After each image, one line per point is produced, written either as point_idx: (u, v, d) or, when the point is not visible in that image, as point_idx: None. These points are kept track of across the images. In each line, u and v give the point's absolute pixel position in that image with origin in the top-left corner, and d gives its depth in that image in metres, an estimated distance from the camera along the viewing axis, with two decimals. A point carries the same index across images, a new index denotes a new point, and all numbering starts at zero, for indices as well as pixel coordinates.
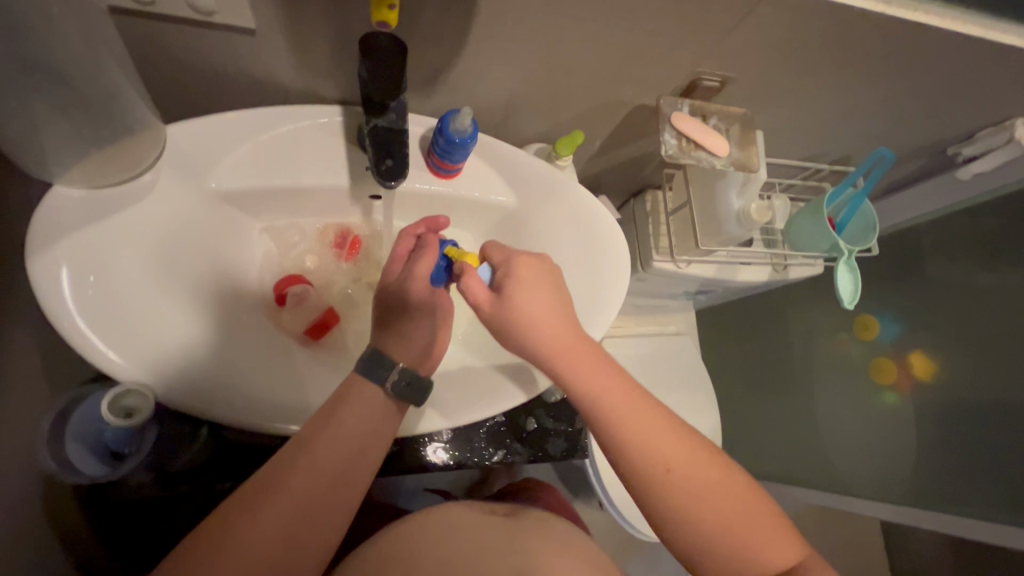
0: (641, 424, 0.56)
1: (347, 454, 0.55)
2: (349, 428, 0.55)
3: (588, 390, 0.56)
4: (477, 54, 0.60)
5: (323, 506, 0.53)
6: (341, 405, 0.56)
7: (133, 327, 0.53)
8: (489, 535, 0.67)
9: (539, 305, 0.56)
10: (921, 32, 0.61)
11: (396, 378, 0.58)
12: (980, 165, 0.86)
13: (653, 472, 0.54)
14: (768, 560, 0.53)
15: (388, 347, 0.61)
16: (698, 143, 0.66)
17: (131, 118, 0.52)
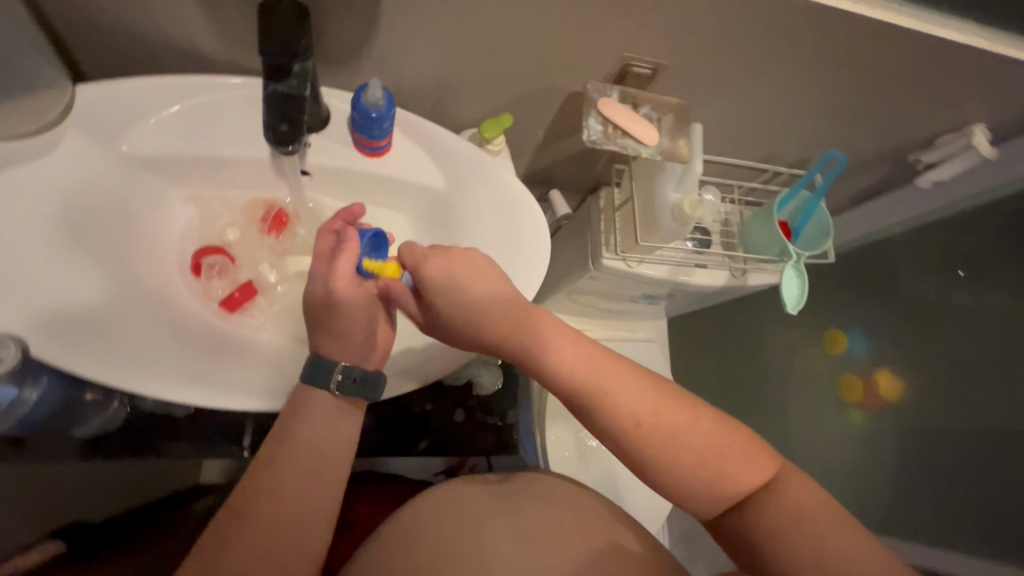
0: (594, 370, 0.54)
1: (310, 461, 0.52)
2: (307, 436, 0.52)
3: (546, 361, 0.55)
4: (396, 29, 0.59)
5: (299, 518, 0.50)
6: (293, 416, 0.52)
7: (21, 282, 0.53)
8: (474, 506, 0.64)
9: (474, 287, 0.53)
10: (855, 22, 0.59)
11: (340, 378, 0.53)
12: (942, 172, 0.83)
13: (623, 426, 0.53)
14: (744, 481, 0.51)
15: (329, 350, 0.54)
16: (623, 129, 0.64)
17: (30, 73, 0.52)
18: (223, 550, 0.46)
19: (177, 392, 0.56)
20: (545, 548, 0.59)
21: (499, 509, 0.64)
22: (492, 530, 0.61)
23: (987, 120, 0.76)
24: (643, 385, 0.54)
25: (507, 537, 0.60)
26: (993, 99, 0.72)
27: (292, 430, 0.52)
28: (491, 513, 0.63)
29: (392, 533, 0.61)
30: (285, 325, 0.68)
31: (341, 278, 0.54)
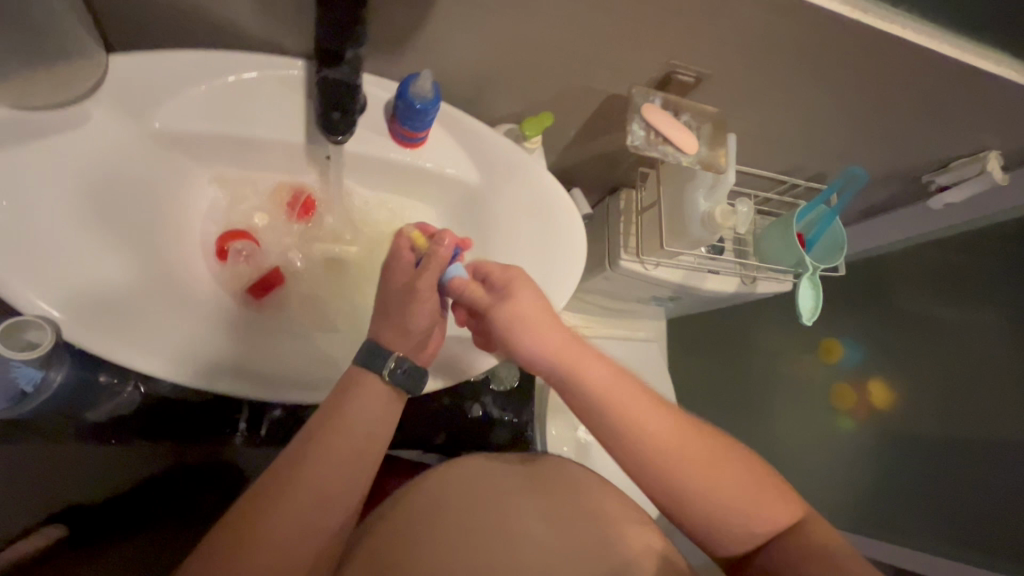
0: (630, 399, 0.53)
1: (351, 454, 0.51)
2: (352, 428, 0.52)
3: (583, 388, 0.53)
4: (447, 18, 0.58)
5: (332, 508, 0.49)
6: (342, 404, 0.52)
7: (47, 263, 0.50)
8: (496, 484, 0.61)
9: (537, 312, 0.54)
10: (899, 46, 0.60)
11: (393, 367, 0.53)
12: (953, 195, 0.85)
13: (646, 455, 0.52)
14: (768, 521, 0.53)
15: (388, 339, 0.54)
16: (665, 136, 0.64)
17: (67, 41, 0.49)
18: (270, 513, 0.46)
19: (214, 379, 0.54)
20: (573, 527, 0.56)
21: (522, 488, 0.61)
22: (517, 508, 0.58)
23: (1003, 148, 0.78)
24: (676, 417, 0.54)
25: (536, 517, 0.57)
26: (1013, 128, 0.74)
27: (338, 420, 0.51)
28: (515, 491, 0.60)
29: (407, 514, 0.57)
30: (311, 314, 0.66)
31: (403, 271, 0.56)
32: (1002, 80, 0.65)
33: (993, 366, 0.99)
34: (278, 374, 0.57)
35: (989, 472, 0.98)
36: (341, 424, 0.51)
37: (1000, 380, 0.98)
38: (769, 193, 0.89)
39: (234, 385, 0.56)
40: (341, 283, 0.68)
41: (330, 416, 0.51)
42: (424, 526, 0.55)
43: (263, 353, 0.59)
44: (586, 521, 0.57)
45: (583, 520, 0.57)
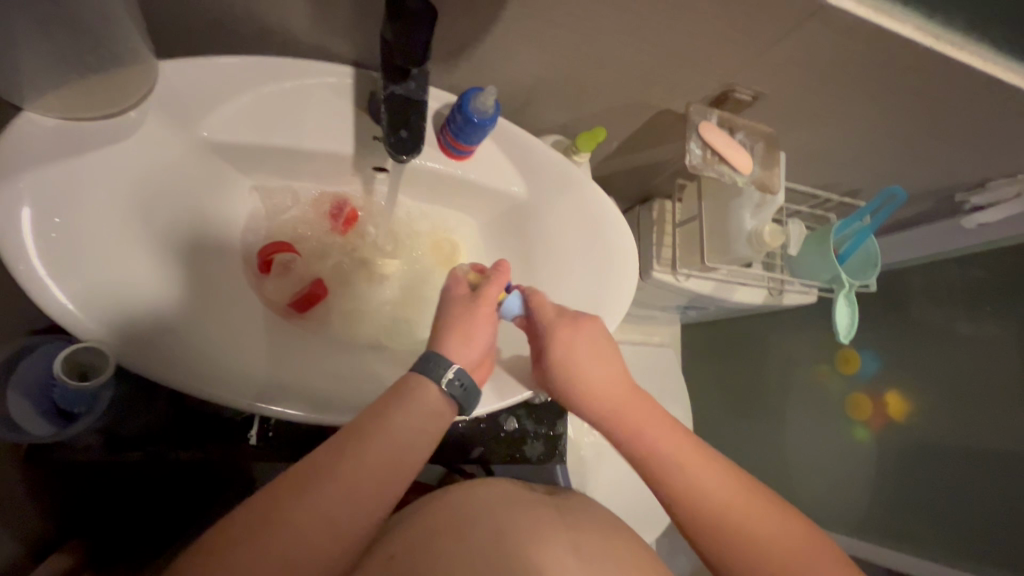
0: (686, 457, 0.55)
1: (389, 459, 0.47)
2: (397, 432, 0.47)
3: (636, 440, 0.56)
4: (508, 32, 0.56)
5: (356, 515, 0.44)
6: (392, 405, 0.48)
7: (99, 280, 0.47)
8: (530, 514, 0.56)
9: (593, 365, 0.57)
10: (962, 72, 0.59)
11: (452, 376, 0.50)
12: (988, 215, 0.86)
13: (707, 506, 0.53)
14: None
15: (448, 349, 0.52)
16: (722, 157, 0.64)
17: (122, 48, 0.47)
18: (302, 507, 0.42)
19: (276, 402, 0.52)
20: (602, 559, 0.53)
21: (556, 521, 0.56)
22: (545, 541, 0.52)
23: None
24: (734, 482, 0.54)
25: (569, 551, 0.52)
26: None
27: (384, 419, 0.47)
28: (549, 523, 0.55)
29: (427, 540, 0.53)
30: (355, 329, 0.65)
31: (463, 299, 0.56)
32: None
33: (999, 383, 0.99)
34: (330, 394, 0.55)
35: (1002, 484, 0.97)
36: (385, 426, 0.47)
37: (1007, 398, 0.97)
38: (805, 208, 0.88)
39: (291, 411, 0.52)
40: (383, 297, 0.66)
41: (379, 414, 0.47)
42: (452, 543, 0.52)
43: (312, 371, 0.57)
44: (619, 563, 0.53)
45: (613, 555, 0.54)
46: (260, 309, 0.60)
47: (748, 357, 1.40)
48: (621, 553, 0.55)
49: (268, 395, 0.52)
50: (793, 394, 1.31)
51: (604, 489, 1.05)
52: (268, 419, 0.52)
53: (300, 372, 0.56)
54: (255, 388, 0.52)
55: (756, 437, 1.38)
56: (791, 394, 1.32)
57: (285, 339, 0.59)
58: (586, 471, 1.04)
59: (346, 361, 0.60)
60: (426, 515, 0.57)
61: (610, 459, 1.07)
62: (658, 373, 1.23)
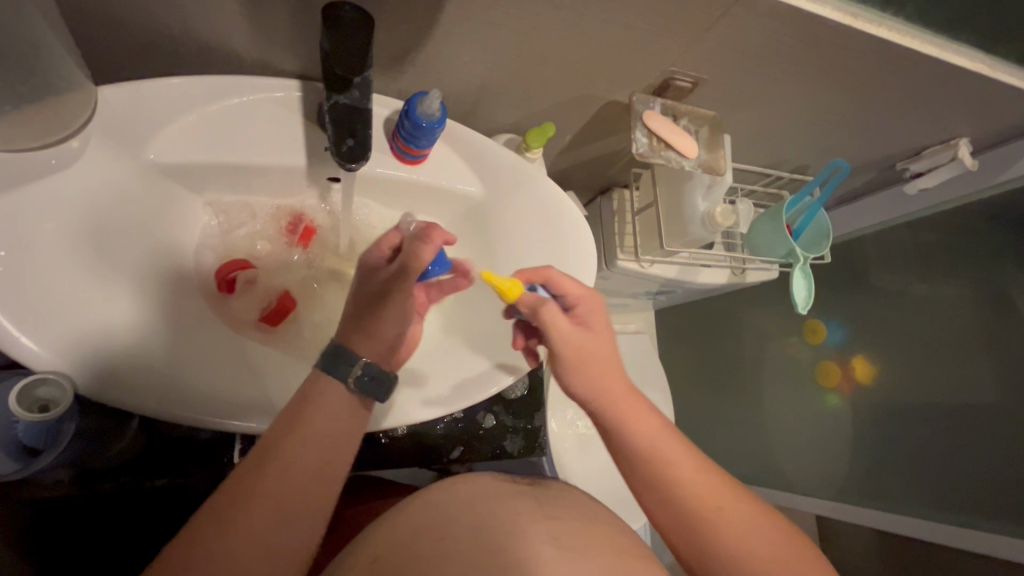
0: (655, 436, 0.58)
1: (316, 466, 0.50)
2: (312, 430, 0.50)
3: (633, 434, 0.57)
4: (448, 35, 0.57)
5: (284, 525, 0.47)
6: (305, 404, 0.51)
7: (52, 311, 0.48)
8: (509, 506, 0.58)
9: (597, 355, 0.58)
10: (883, 46, 0.63)
11: (358, 373, 0.52)
12: (928, 181, 0.90)
13: (704, 516, 0.55)
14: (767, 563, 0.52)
15: (355, 344, 0.54)
16: (667, 143, 0.67)
17: (55, 75, 0.46)
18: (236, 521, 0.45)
19: (247, 419, 0.53)
20: (582, 547, 0.53)
21: (536, 511, 0.57)
22: (525, 530, 0.54)
23: (972, 135, 0.83)
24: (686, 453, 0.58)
25: (546, 540, 0.52)
26: (980, 118, 0.79)
27: (296, 429, 0.49)
28: (528, 512, 0.56)
29: (408, 541, 0.53)
30: (324, 340, 0.65)
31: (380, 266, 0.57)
32: (973, 74, 0.68)
33: (971, 333, 1.04)
34: None
35: (969, 431, 1.02)
36: (301, 432, 0.50)
37: (976, 345, 1.03)
38: (757, 187, 0.91)
39: (259, 425, 0.53)
40: None
41: (289, 425, 0.49)
42: (434, 541, 0.52)
43: (280, 384, 0.57)
44: (598, 547, 0.54)
45: (593, 542, 0.54)
46: (221, 326, 0.60)
47: (721, 336, 1.44)
48: (595, 530, 0.57)
49: (236, 412, 0.53)
50: (766, 368, 1.36)
51: (590, 478, 1.07)
52: (240, 434, 0.52)
53: (270, 386, 0.57)
54: (223, 408, 0.53)
55: (736, 412, 1.42)
56: (764, 369, 1.36)
57: (252, 355, 0.59)
58: (569, 461, 1.06)
59: (314, 372, 0.60)
60: (409, 513, 0.58)
61: (593, 447, 1.08)
62: (634, 359, 1.26)
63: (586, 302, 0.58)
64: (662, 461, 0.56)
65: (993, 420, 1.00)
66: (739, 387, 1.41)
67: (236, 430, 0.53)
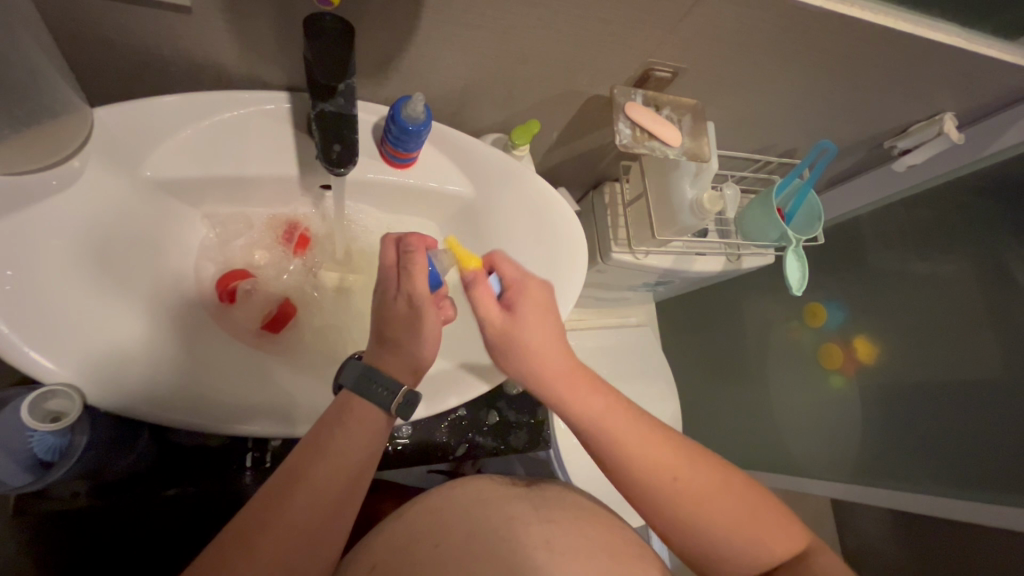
0: (623, 424, 0.58)
1: (342, 490, 0.50)
2: (338, 459, 0.50)
3: (582, 413, 0.58)
4: (429, 40, 0.58)
5: (309, 545, 0.48)
6: (332, 431, 0.50)
7: (59, 326, 0.49)
8: (503, 511, 0.59)
9: (535, 340, 0.57)
10: (858, 26, 0.63)
11: (399, 399, 0.53)
12: (915, 157, 0.91)
13: (662, 489, 0.57)
14: (735, 533, 0.57)
15: (391, 367, 0.54)
16: (650, 133, 0.68)
17: (50, 99, 0.48)
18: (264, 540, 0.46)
19: (253, 422, 0.55)
20: (574, 554, 0.54)
21: (530, 514, 0.59)
22: (518, 536, 0.55)
23: (956, 109, 0.83)
24: (658, 436, 0.59)
25: (540, 542, 0.55)
26: (962, 91, 0.79)
27: (324, 453, 0.49)
28: (522, 517, 0.58)
29: (405, 547, 0.55)
30: (324, 344, 0.66)
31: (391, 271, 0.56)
32: (951, 48, 0.69)
33: (977, 309, 1.01)
34: (300, 410, 0.57)
35: (970, 408, 1.00)
36: (329, 458, 0.49)
37: (976, 319, 1.00)
38: (747, 173, 0.92)
39: (263, 427, 0.55)
40: (349, 309, 0.69)
41: (318, 450, 0.49)
42: (429, 549, 0.54)
43: (281, 389, 0.59)
44: (591, 548, 0.56)
45: (585, 545, 0.56)
46: (221, 334, 0.62)
47: (723, 324, 1.45)
48: (587, 532, 0.58)
49: (241, 416, 0.55)
50: (769, 353, 1.36)
51: None
52: (245, 436, 0.54)
53: (272, 391, 0.58)
54: (229, 412, 0.54)
55: (742, 399, 1.42)
56: (767, 354, 1.36)
57: (254, 360, 0.61)
58: None
59: (314, 375, 0.62)
60: (407, 519, 0.60)
61: None
62: (636, 351, 1.26)
63: (529, 289, 0.58)
64: (618, 441, 0.58)
65: (996, 398, 0.97)
66: (744, 374, 1.41)
67: (243, 433, 0.54)
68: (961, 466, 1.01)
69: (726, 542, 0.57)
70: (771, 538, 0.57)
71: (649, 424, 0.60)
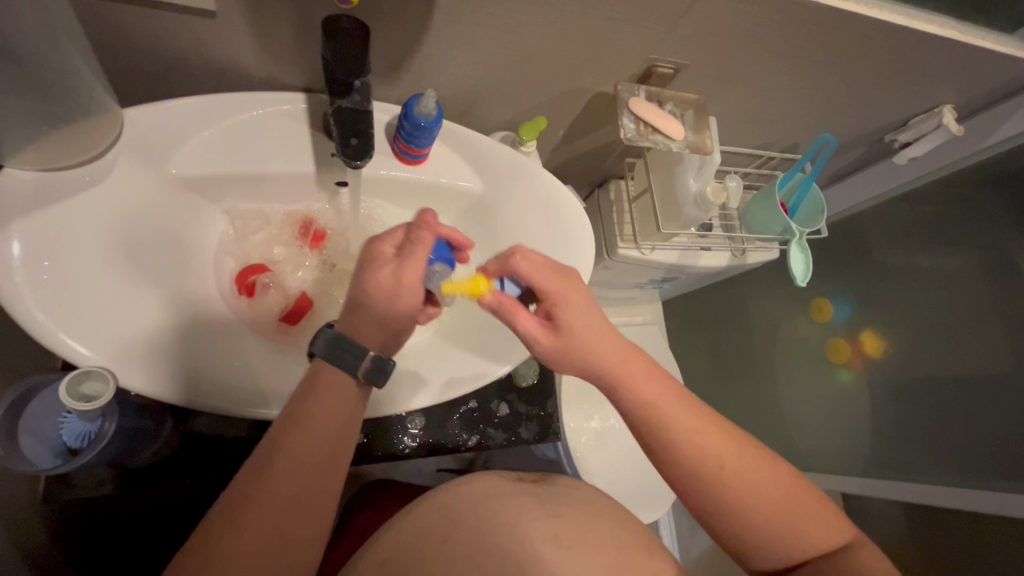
0: (676, 407, 0.58)
1: (326, 451, 0.53)
2: (315, 423, 0.52)
3: (637, 398, 0.58)
4: (439, 40, 0.61)
5: (304, 504, 0.51)
6: (307, 398, 0.53)
7: (92, 313, 0.52)
8: (510, 506, 0.60)
9: (585, 343, 0.57)
10: (855, 20, 0.65)
11: (368, 363, 0.54)
12: (916, 149, 0.92)
13: (709, 476, 0.56)
14: (779, 524, 0.55)
15: (361, 335, 0.56)
16: (654, 127, 0.70)
17: (86, 97, 0.50)
18: (259, 504, 0.48)
19: (268, 408, 0.58)
20: (581, 547, 0.55)
21: (537, 509, 0.60)
22: (526, 530, 0.57)
23: (956, 101, 0.85)
24: (709, 423, 0.58)
25: (546, 539, 0.56)
26: (961, 84, 0.81)
27: (300, 420, 0.52)
28: (529, 513, 0.59)
29: (415, 543, 0.57)
30: None
31: (385, 256, 0.57)
32: (947, 42, 0.71)
33: (984, 299, 1.01)
34: None
35: (986, 400, 0.99)
36: (307, 422, 0.52)
37: (987, 309, 1.00)
38: (750, 169, 0.94)
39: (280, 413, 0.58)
40: None
41: (294, 417, 0.52)
42: (437, 545, 0.56)
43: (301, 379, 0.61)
44: (596, 542, 0.57)
45: (591, 537, 0.57)
46: (242, 325, 0.64)
47: (731, 322, 1.46)
48: (593, 528, 0.59)
49: (257, 402, 0.58)
50: (776, 350, 1.37)
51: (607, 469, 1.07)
52: (260, 420, 0.57)
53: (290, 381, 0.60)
54: (250, 400, 0.57)
55: (752, 397, 1.42)
56: (775, 350, 1.37)
57: (273, 350, 0.63)
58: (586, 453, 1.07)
59: None
60: (416, 516, 0.61)
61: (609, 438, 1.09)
62: (644, 349, 1.27)
63: (559, 296, 0.57)
64: (664, 423, 0.57)
65: (1010, 391, 0.96)
66: (752, 372, 1.42)
67: (263, 418, 0.57)
68: (976, 458, 1.00)
69: (769, 531, 0.55)
70: (812, 527, 0.56)
71: (696, 409, 0.59)
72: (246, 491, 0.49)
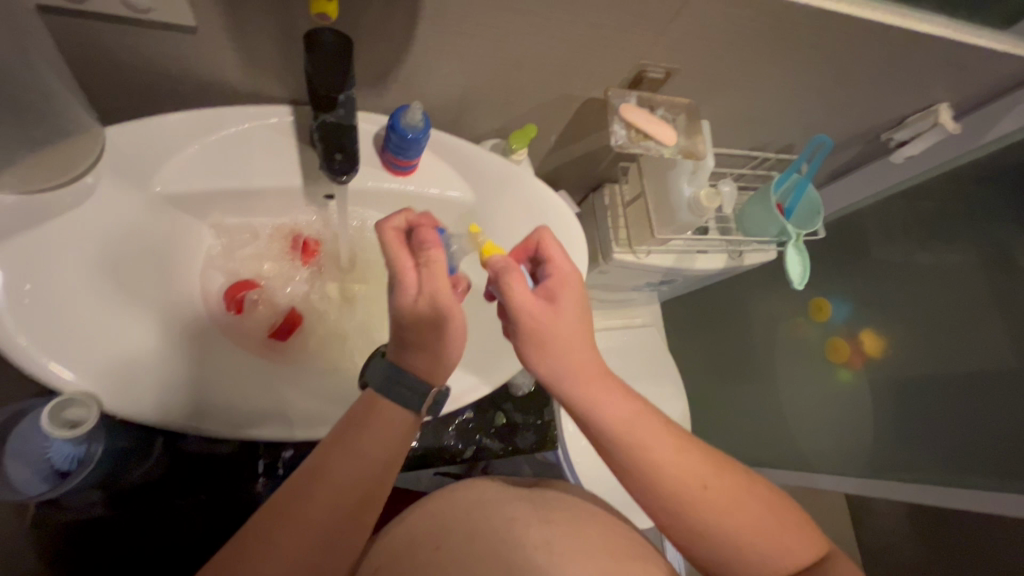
0: (653, 436, 0.56)
1: (364, 483, 0.51)
2: (359, 453, 0.51)
3: (606, 423, 0.55)
4: (426, 51, 0.60)
5: (333, 536, 0.49)
6: (354, 426, 0.51)
7: (75, 336, 0.51)
8: (504, 512, 0.60)
9: (568, 332, 0.55)
10: (847, 21, 0.64)
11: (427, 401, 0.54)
12: (913, 148, 0.91)
13: (687, 501, 0.55)
14: (761, 544, 0.55)
15: (420, 369, 0.54)
16: (645, 133, 0.69)
17: (66, 119, 0.50)
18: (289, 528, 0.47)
19: (257, 427, 0.56)
20: (577, 555, 0.54)
21: (532, 515, 0.59)
22: (525, 536, 0.56)
23: (952, 99, 0.84)
24: (692, 449, 0.57)
25: (541, 543, 0.55)
26: (956, 82, 0.80)
27: (343, 446, 0.50)
28: (523, 518, 0.58)
29: (408, 549, 0.56)
30: (329, 351, 0.67)
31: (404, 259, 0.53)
32: (941, 41, 0.70)
33: (984, 296, 1.00)
34: (307, 412, 0.59)
35: (988, 398, 0.98)
36: (349, 451, 0.50)
37: (988, 306, 0.99)
38: (745, 171, 0.93)
39: (270, 431, 0.57)
40: (354, 317, 0.70)
41: (338, 444, 0.51)
42: (429, 552, 0.55)
43: (291, 395, 0.60)
44: (590, 548, 0.56)
45: (587, 545, 0.56)
46: (230, 341, 0.63)
47: (730, 323, 1.45)
48: (590, 537, 0.58)
49: (246, 421, 0.57)
50: (776, 350, 1.36)
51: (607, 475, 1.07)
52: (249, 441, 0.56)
53: (279, 398, 0.59)
54: (238, 419, 0.56)
55: (752, 397, 1.41)
56: (775, 350, 1.36)
57: (262, 366, 0.62)
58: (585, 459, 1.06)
59: (320, 379, 0.63)
60: (408, 524, 0.61)
61: None
62: (642, 352, 1.26)
63: (566, 275, 0.56)
64: (644, 448, 0.55)
65: (1012, 390, 0.95)
66: (752, 372, 1.41)
67: (252, 437, 0.56)
68: (978, 457, 0.99)
69: (751, 551, 0.55)
70: (794, 545, 0.55)
71: (676, 435, 0.57)
72: (279, 512, 0.48)
